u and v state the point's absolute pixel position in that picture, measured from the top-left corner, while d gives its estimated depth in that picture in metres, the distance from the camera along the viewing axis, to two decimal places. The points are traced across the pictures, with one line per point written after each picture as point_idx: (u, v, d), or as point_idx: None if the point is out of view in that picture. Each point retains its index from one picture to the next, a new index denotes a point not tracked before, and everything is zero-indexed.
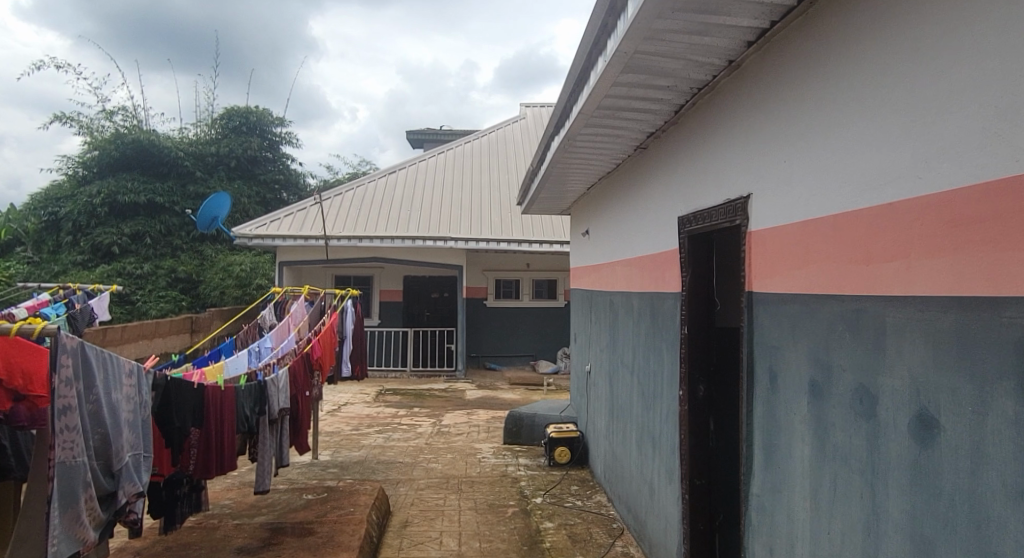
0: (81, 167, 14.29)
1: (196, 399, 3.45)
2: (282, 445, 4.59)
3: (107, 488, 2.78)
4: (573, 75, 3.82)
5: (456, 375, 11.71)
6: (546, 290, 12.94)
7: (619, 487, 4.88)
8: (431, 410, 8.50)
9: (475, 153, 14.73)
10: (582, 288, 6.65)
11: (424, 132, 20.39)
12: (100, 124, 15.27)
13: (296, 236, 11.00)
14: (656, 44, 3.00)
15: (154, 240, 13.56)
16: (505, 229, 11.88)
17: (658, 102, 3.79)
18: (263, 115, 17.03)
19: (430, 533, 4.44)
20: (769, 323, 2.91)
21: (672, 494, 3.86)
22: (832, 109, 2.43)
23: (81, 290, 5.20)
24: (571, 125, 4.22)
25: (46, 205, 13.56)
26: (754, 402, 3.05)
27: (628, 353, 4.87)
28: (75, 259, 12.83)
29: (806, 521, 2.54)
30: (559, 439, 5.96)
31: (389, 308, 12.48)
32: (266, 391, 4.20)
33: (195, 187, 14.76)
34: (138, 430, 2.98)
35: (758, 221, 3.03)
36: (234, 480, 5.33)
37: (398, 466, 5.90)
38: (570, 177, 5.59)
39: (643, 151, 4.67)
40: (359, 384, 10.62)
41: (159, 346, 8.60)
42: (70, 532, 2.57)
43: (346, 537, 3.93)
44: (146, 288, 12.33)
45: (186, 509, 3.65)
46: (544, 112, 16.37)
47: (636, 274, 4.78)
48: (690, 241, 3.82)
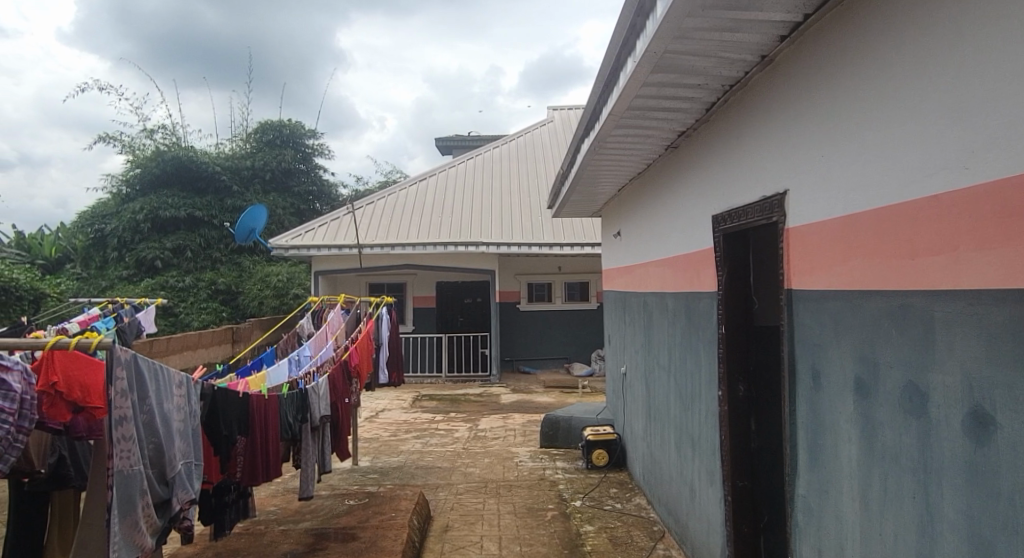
0: (124, 185, 14.75)
1: (241, 408, 3.53)
2: (323, 451, 4.66)
3: (161, 495, 2.87)
4: (603, 76, 3.81)
5: (490, 379, 11.76)
6: (578, 291, 12.90)
7: (659, 489, 4.83)
8: (468, 415, 8.53)
9: (505, 158, 14.75)
10: (615, 290, 6.62)
11: (453, 140, 20.52)
12: (141, 143, 15.76)
13: (330, 245, 11.15)
14: (686, 42, 2.98)
15: (195, 254, 13.92)
16: (536, 233, 11.88)
17: (688, 101, 3.75)
18: (296, 128, 17.27)
19: (471, 537, 4.46)
20: (810, 322, 2.86)
21: (714, 496, 3.82)
22: (870, 104, 2.39)
23: (128, 304, 5.35)
24: (601, 127, 4.21)
25: (93, 222, 14.12)
26: (796, 401, 3.01)
27: (664, 355, 4.84)
28: (121, 274, 13.30)
29: (856, 522, 2.50)
30: (597, 442, 5.93)
31: (423, 314, 12.56)
32: (307, 400, 4.27)
33: (232, 201, 15.09)
34: (188, 438, 3.08)
35: (797, 216, 2.98)
36: (279, 486, 5.44)
37: (437, 471, 5.95)
38: (601, 179, 5.56)
39: (674, 150, 4.63)
40: (396, 390, 10.73)
41: (202, 356, 8.83)
42: (128, 538, 2.64)
43: (388, 541, 3.98)
44: (187, 300, 12.69)
45: (233, 516, 3.73)
46: (572, 116, 16.34)
47: (671, 274, 4.73)
48: (725, 239, 3.79)
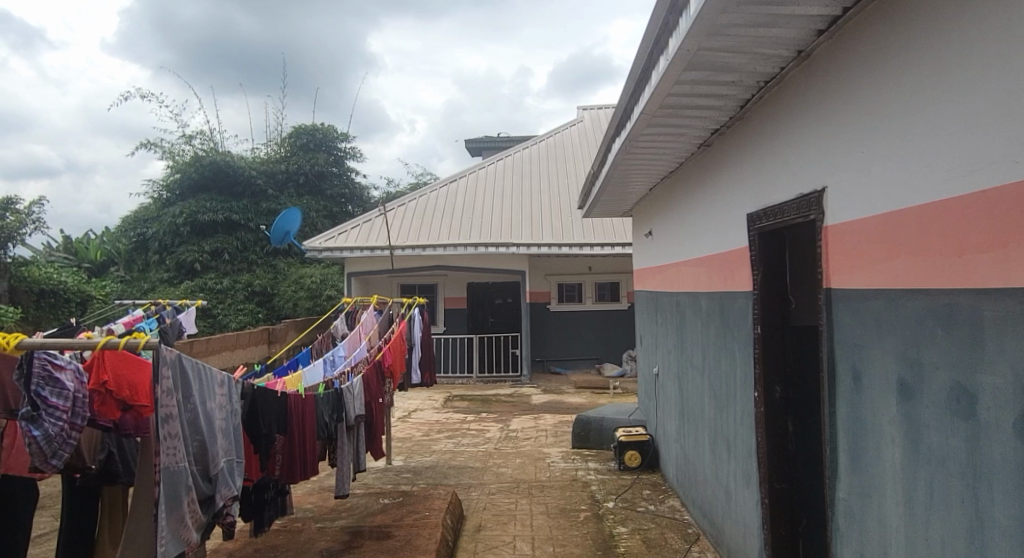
0: (164, 190, 15.19)
1: (279, 407, 3.60)
2: (359, 450, 4.72)
3: (205, 491, 2.95)
4: (634, 75, 3.80)
5: (521, 380, 11.76)
6: (609, 292, 12.83)
7: (693, 492, 4.78)
8: (500, 415, 8.55)
9: (535, 159, 14.73)
10: (647, 290, 6.56)
11: (483, 142, 20.57)
12: (181, 148, 16.18)
13: (363, 247, 11.30)
14: (720, 39, 2.95)
15: (232, 256, 14.26)
16: (566, 233, 11.85)
17: (722, 98, 3.71)
18: (329, 131, 17.46)
19: (503, 537, 4.47)
20: (850, 321, 2.80)
21: (750, 499, 3.76)
22: (912, 99, 2.34)
23: (170, 305, 5.50)
24: (632, 126, 4.19)
25: (135, 227, 14.66)
26: (836, 403, 2.95)
27: (698, 356, 4.78)
28: (162, 276, 13.75)
29: (900, 526, 2.43)
30: (630, 443, 5.88)
31: (453, 314, 12.64)
32: (342, 399, 4.34)
33: (267, 204, 15.31)
34: (230, 436, 3.16)
35: (836, 213, 2.93)
36: (315, 484, 5.53)
37: (470, 471, 5.98)
38: (632, 178, 5.52)
39: (707, 149, 4.58)
40: (428, 390, 10.82)
41: (241, 356, 9.04)
42: (175, 532, 2.73)
43: (422, 540, 4.01)
44: (225, 302, 13.05)
45: (272, 513, 3.80)
46: (602, 116, 16.25)
47: (704, 274, 4.68)
48: (761, 238, 3.73)
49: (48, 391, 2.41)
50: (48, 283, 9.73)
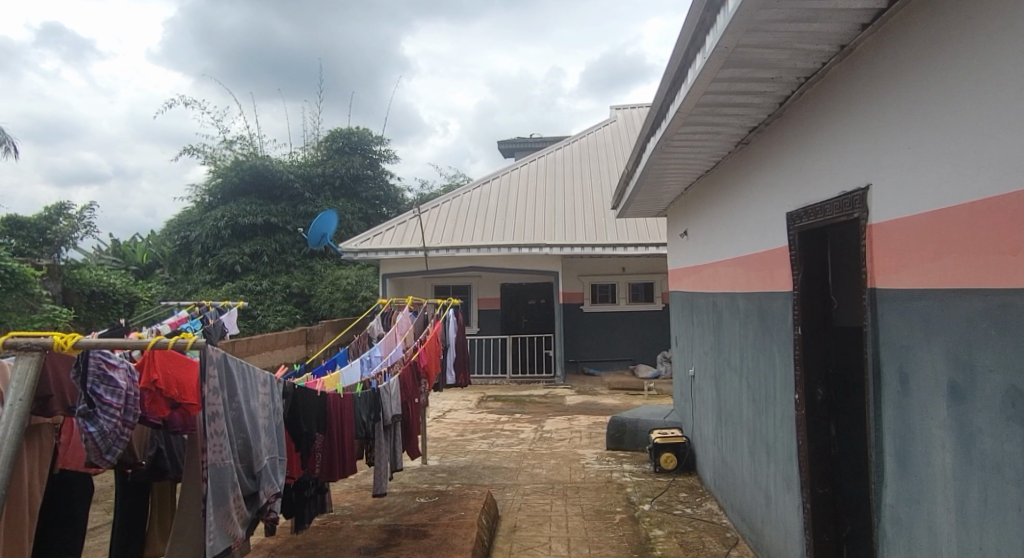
0: (206, 194, 15.63)
1: (319, 406, 3.68)
2: (396, 449, 4.77)
3: (250, 488, 3.03)
4: (670, 74, 3.76)
5: (555, 381, 11.74)
6: (643, 292, 12.73)
7: (731, 495, 4.71)
8: (534, 416, 8.55)
9: (568, 159, 14.69)
10: (682, 290, 6.48)
11: (515, 143, 20.62)
12: (222, 153, 16.62)
13: (397, 249, 11.44)
14: (759, 35, 2.90)
15: (271, 258, 14.57)
16: (600, 234, 11.79)
17: (761, 95, 3.65)
18: (364, 135, 17.66)
19: (539, 538, 4.47)
20: (896, 321, 2.73)
21: (791, 503, 3.69)
22: (960, 93, 2.27)
23: (213, 306, 5.66)
24: (668, 125, 4.15)
25: (180, 230, 15.12)
26: (881, 406, 2.87)
27: (735, 357, 4.71)
28: (204, 278, 14.15)
29: (952, 534, 2.36)
30: (665, 445, 5.82)
31: (487, 315, 12.68)
32: (380, 399, 4.40)
33: (304, 207, 15.58)
34: (273, 435, 3.24)
35: (880, 211, 2.85)
36: (352, 482, 5.61)
37: (504, 471, 5.99)
38: (667, 177, 5.46)
39: (745, 147, 4.50)
40: (462, 390, 10.88)
41: (280, 356, 9.23)
42: (223, 527, 2.81)
43: (458, 539, 4.04)
44: (264, 303, 13.35)
45: (313, 511, 3.87)
46: (635, 115, 16.14)
47: (742, 274, 4.60)
48: (801, 237, 3.65)
49: (100, 389, 2.48)
50: (98, 285, 10.10)
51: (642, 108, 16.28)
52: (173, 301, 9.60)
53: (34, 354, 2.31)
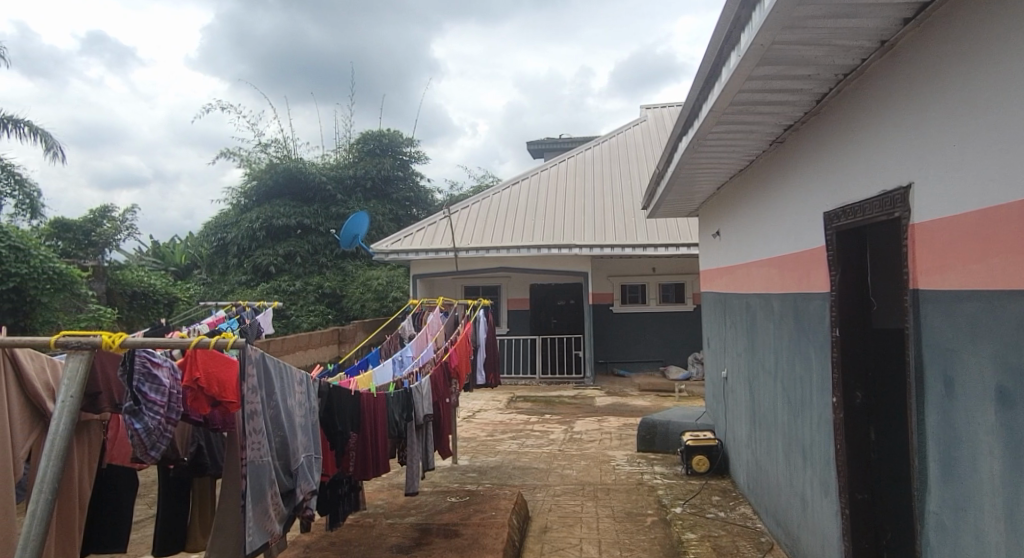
0: (242, 197, 15.99)
1: (353, 405, 3.72)
2: (427, 449, 4.81)
3: (287, 485, 3.09)
4: (703, 73, 3.73)
5: (585, 382, 11.69)
6: (673, 293, 12.60)
7: (766, 499, 4.64)
8: (564, 417, 8.53)
9: (598, 160, 14.61)
10: (714, 292, 6.40)
11: (544, 144, 20.59)
12: (257, 156, 16.96)
13: (428, 249, 11.53)
14: (796, 32, 2.85)
15: (304, 259, 14.80)
16: (630, 234, 11.70)
17: (797, 93, 3.58)
18: (395, 137, 17.75)
19: (570, 539, 4.46)
20: (940, 324, 2.66)
21: (829, 509, 3.61)
22: (1005, 90, 2.20)
23: (248, 307, 5.78)
24: (700, 125, 4.10)
25: (216, 232, 15.48)
26: (925, 411, 2.79)
27: (770, 359, 4.63)
28: (240, 279, 14.46)
29: (1000, 543, 2.28)
30: (697, 447, 5.75)
31: (516, 315, 12.69)
32: (412, 399, 4.44)
33: (336, 208, 15.80)
34: (309, 433, 3.30)
35: (923, 210, 2.78)
36: (384, 481, 5.67)
37: (534, 472, 5.99)
38: (699, 177, 5.40)
39: (780, 145, 4.43)
40: (492, 390, 10.91)
41: (314, 355, 9.38)
42: (261, 523, 2.87)
43: (490, 539, 4.06)
44: (298, 303, 13.57)
45: (346, 508, 3.92)
46: (665, 115, 15.98)
47: (777, 274, 4.53)
48: (839, 237, 3.58)
49: (145, 387, 2.57)
50: (139, 285, 10.39)
51: (672, 107, 16.12)
52: (210, 301, 9.83)
53: (84, 352, 2.38)
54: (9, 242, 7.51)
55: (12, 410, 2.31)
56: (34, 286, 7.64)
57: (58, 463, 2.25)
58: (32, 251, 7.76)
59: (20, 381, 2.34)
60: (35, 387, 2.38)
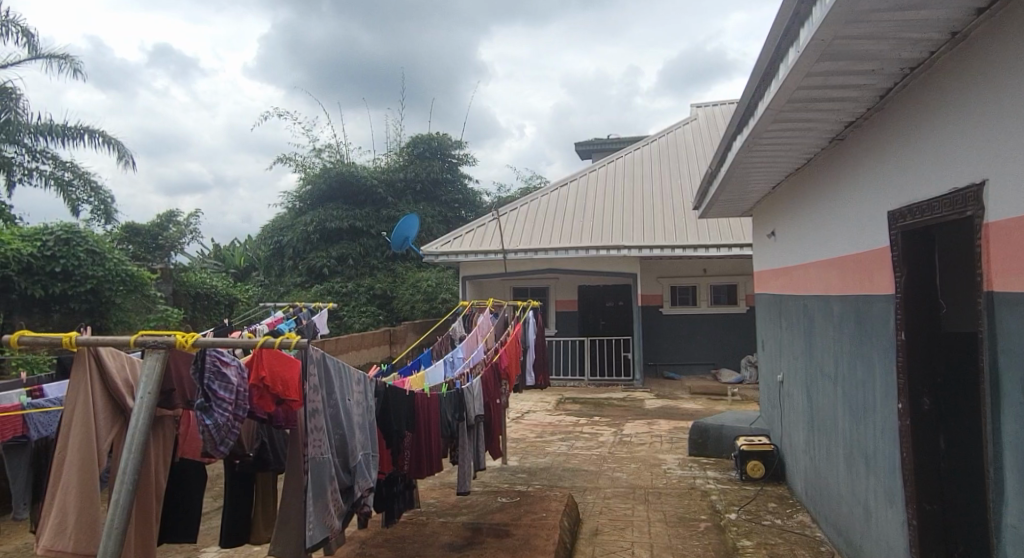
0: (297, 201, 16.45)
1: (408, 405, 3.79)
2: (478, 449, 4.85)
3: (345, 482, 3.17)
4: (759, 70, 3.65)
5: (634, 384, 11.58)
6: (725, 295, 12.34)
7: (825, 507, 4.50)
8: (613, 420, 8.47)
9: (647, 159, 14.45)
10: (769, 293, 6.24)
11: (592, 145, 20.49)
12: (311, 161, 17.42)
13: (477, 251, 11.63)
14: (859, 26, 2.76)
15: (355, 261, 15.13)
16: (681, 235, 11.52)
17: (859, 88, 3.47)
18: (444, 140, 17.90)
19: (621, 543, 4.43)
20: (1018, 328, 2.53)
21: (895, 518, 3.48)
22: None
23: (305, 308, 5.93)
24: (756, 123, 4.01)
25: (273, 235, 15.98)
26: (1001, 419, 2.66)
27: (829, 363, 4.50)
28: (295, 280, 14.90)
29: None
30: (751, 453, 5.63)
31: (564, 317, 12.65)
32: (464, 399, 4.49)
33: (387, 211, 16.11)
34: (367, 431, 3.38)
35: (998, 208, 2.64)
36: (436, 479, 5.75)
37: (585, 474, 5.97)
38: (753, 176, 5.28)
39: (840, 143, 4.29)
40: (541, 392, 10.92)
41: (366, 355, 9.58)
42: (321, 518, 2.95)
43: (541, 540, 4.07)
44: (350, 304, 13.88)
45: (400, 506, 3.99)
46: (717, 113, 15.69)
47: (837, 276, 4.39)
48: (905, 237, 3.44)
49: (216, 385, 2.67)
50: (202, 287, 10.82)
51: (725, 105, 15.79)
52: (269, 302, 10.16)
53: (160, 351, 2.50)
54: (87, 246, 7.93)
55: (97, 406, 2.44)
56: (110, 287, 8.06)
57: (138, 456, 2.38)
58: (108, 254, 8.18)
59: (102, 378, 2.48)
60: (116, 384, 2.51)
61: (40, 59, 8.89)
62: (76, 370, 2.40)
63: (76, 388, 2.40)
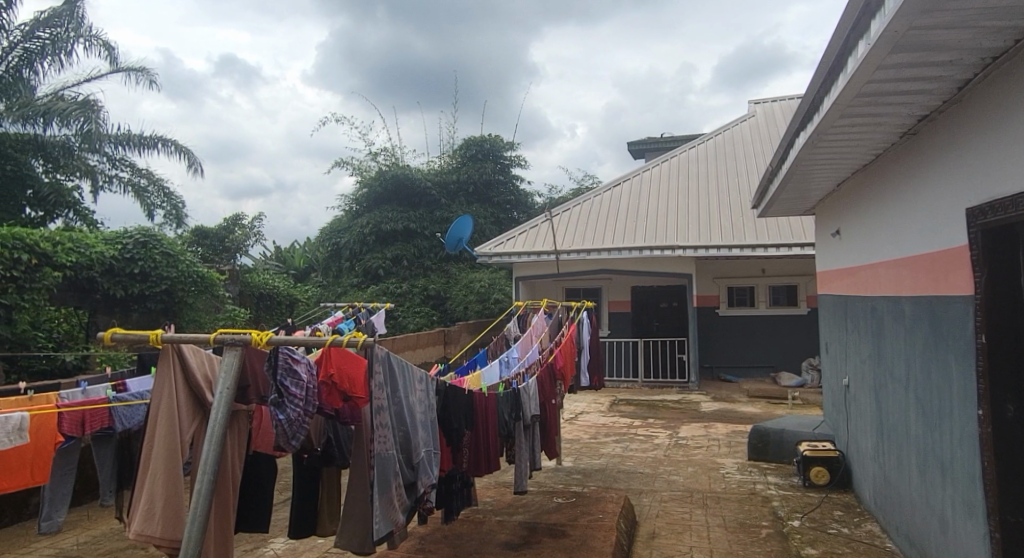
0: (354, 203, 16.86)
1: (467, 404, 3.83)
2: (534, 449, 4.86)
3: (409, 477, 3.23)
4: (826, 63, 3.53)
5: (690, 386, 11.40)
6: (785, 296, 12.01)
7: (897, 517, 4.32)
8: (668, 422, 8.36)
9: (703, 158, 14.18)
10: (834, 294, 6.04)
11: (646, 143, 20.25)
12: (367, 164, 17.82)
13: (530, 252, 11.68)
14: (936, 16, 2.63)
15: (410, 262, 15.40)
16: (738, 234, 11.26)
17: (935, 80, 3.32)
18: (496, 141, 17.96)
19: (680, 547, 4.36)
20: None
21: (976, 529, 3.31)
22: None
23: (364, 308, 6.04)
24: (821, 119, 3.89)
25: (330, 237, 16.43)
26: None
27: (901, 367, 4.31)
28: (352, 282, 15.28)
29: None
30: (814, 459, 5.45)
31: (618, 318, 12.55)
32: (520, 398, 4.51)
33: (441, 213, 16.34)
34: (429, 429, 3.43)
35: None
36: (492, 478, 5.80)
37: (640, 476, 5.91)
38: (816, 174, 5.13)
39: (913, 137, 4.12)
40: (595, 393, 10.87)
41: (421, 355, 9.75)
42: (387, 513, 3.01)
43: (598, 542, 4.03)
44: (404, 304, 14.13)
45: (459, 503, 4.03)
46: (776, 109, 15.29)
47: (908, 276, 4.21)
48: (986, 236, 3.25)
49: (288, 381, 2.76)
50: (265, 288, 11.22)
51: (784, 100, 15.37)
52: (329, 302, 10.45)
53: (237, 349, 2.60)
54: (162, 248, 8.31)
55: (179, 401, 2.56)
56: (183, 287, 8.49)
57: (217, 449, 2.47)
58: (181, 256, 8.58)
59: (184, 374, 2.60)
60: (196, 380, 2.63)
61: (120, 73, 9.38)
62: (160, 368, 2.53)
63: (160, 384, 2.52)
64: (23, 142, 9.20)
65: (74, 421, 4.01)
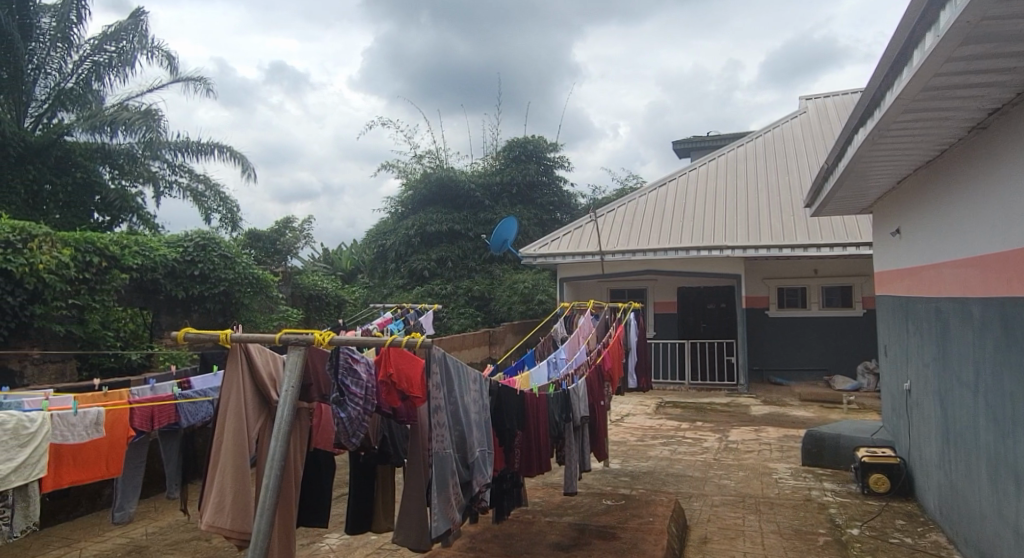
0: (399, 205, 17.09)
1: (518, 404, 3.83)
2: (584, 450, 4.84)
3: (464, 477, 3.25)
4: (889, 57, 3.43)
5: (738, 389, 11.19)
6: (838, 297, 11.69)
7: (965, 527, 4.15)
8: (717, 425, 8.22)
9: (752, 156, 13.91)
10: (893, 296, 5.85)
11: (692, 142, 19.96)
12: (412, 167, 18.05)
13: (575, 253, 11.67)
14: (1012, 4, 2.53)
15: (454, 263, 15.53)
16: (789, 234, 11.02)
17: (1008, 71, 3.18)
18: (540, 142, 17.95)
19: (733, 552, 4.28)
20: None
21: None
22: None
23: (412, 309, 6.07)
24: (883, 115, 3.78)
25: (376, 238, 16.70)
26: None
27: (969, 372, 4.14)
28: (398, 283, 15.50)
29: None
30: (873, 465, 5.29)
31: (663, 320, 12.41)
32: (570, 400, 4.49)
33: (484, 214, 16.43)
34: (483, 429, 3.44)
35: None
36: (540, 478, 5.79)
37: (690, 480, 5.82)
38: (875, 172, 4.98)
39: (982, 132, 3.96)
40: (641, 395, 10.78)
41: (468, 355, 9.82)
42: (444, 512, 3.03)
43: (648, 545, 3.97)
44: (449, 305, 14.26)
45: (510, 503, 4.03)
46: (829, 105, 14.89)
47: (977, 277, 4.04)
48: None
49: (348, 380, 2.81)
50: (315, 289, 11.47)
51: (838, 96, 14.96)
52: (377, 303, 10.63)
53: (300, 348, 2.65)
54: (220, 251, 8.56)
55: (246, 398, 2.63)
56: (239, 288, 8.75)
57: (284, 445, 2.53)
58: (237, 258, 8.84)
59: (251, 373, 2.67)
60: (262, 378, 2.70)
61: (179, 82, 9.72)
62: (229, 366, 2.61)
63: (229, 381, 2.60)
64: (91, 150, 9.72)
65: (145, 415, 4.16)
